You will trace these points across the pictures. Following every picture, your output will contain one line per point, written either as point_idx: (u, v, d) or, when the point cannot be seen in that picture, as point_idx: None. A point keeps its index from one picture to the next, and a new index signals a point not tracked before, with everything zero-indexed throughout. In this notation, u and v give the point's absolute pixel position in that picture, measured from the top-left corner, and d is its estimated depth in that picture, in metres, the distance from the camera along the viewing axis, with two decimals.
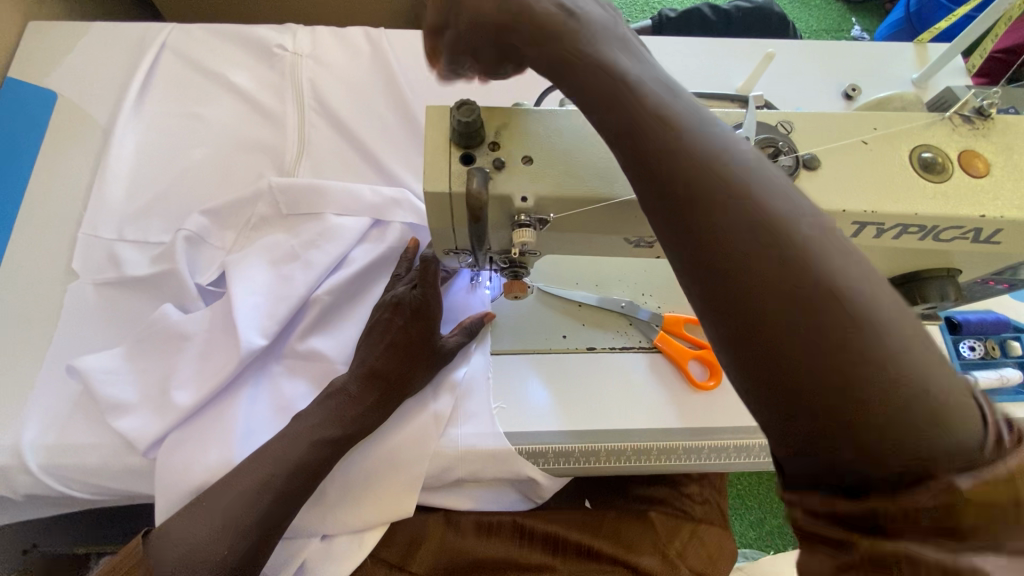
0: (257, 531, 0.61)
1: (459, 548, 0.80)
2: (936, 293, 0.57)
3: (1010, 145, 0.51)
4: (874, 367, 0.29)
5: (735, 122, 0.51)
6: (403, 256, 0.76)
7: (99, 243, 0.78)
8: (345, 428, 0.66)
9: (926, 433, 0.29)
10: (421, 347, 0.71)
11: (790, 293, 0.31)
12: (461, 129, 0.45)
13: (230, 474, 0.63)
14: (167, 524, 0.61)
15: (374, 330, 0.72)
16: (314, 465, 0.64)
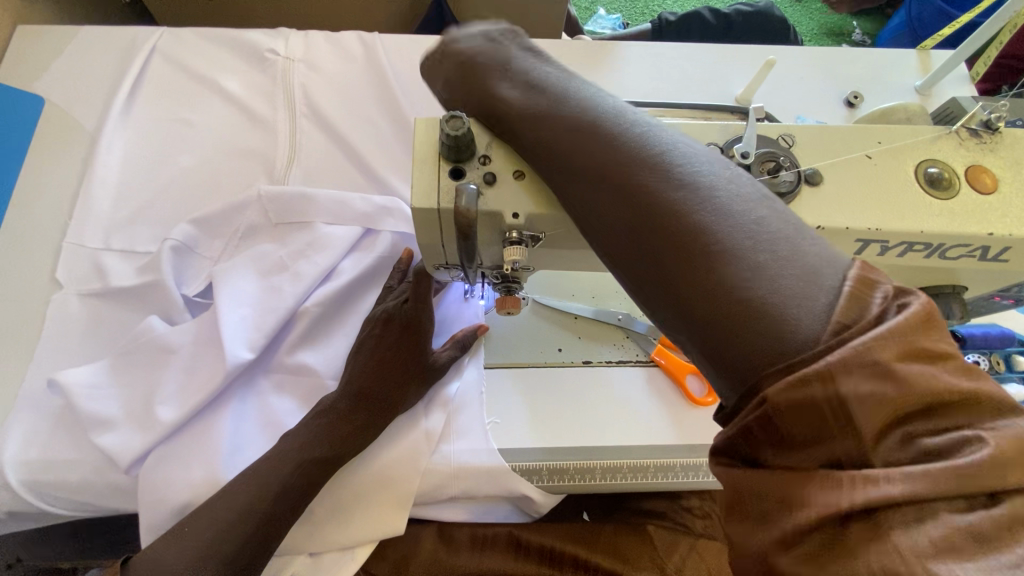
0: (242, 555, 0.60)
1: (452, 560, 0.78)
2: (941, 311, 0.56)
3: (1018, 160, 0.50)
4: (765, 339, 0.33)
5: (735, 135, 0.48)
6: (396, 266, 0.75)
7: (84, 252, 0.76)
8: (334, 448, 0.65)
9: (828, 421, 0.30)
10: (413, 364, 0.71)
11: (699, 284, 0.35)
12: (449, 143, 0.44)
13: (215, 496, 0.62)
14: (152, 547, 0.60)
15: (364, 346, 0.71)
16: (301, 486, 0.63)
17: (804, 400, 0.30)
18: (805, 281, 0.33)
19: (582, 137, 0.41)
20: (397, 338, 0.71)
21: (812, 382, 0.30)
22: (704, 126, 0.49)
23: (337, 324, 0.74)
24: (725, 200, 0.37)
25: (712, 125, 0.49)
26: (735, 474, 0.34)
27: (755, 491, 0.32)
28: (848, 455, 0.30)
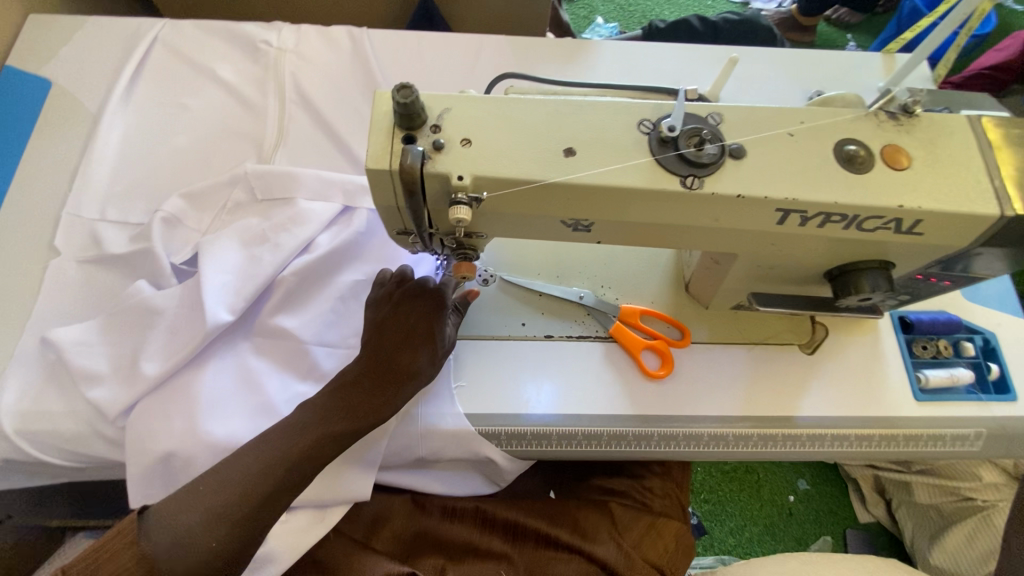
0: (250, 523, 0.61)
1: (424, 528, 0.80)
2: (869, 285, 0.59)
3: (933, 141, 0.54)
4: None
5: (666, 112, 0.53)
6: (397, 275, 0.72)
7: (81, 222, 0.81)
8: (354, 422, 0.66)
9: None
10: (428, 334, 0.70)
11: None
12: (401, 110, 0.48)
13: (232, 459, 0.63)
14: (165, 503, 0.62)
15: (379, 326, 0.71)
16: (317, 457, 0.65)
17: None
18: None
19: None
20: (410, 312, 0.70)
21: None
22: (638, 103, 0.54)
23: (315, 293, 0.77)
24: None
25: (647, 103, 0.54)
26: None
27: None
28: None
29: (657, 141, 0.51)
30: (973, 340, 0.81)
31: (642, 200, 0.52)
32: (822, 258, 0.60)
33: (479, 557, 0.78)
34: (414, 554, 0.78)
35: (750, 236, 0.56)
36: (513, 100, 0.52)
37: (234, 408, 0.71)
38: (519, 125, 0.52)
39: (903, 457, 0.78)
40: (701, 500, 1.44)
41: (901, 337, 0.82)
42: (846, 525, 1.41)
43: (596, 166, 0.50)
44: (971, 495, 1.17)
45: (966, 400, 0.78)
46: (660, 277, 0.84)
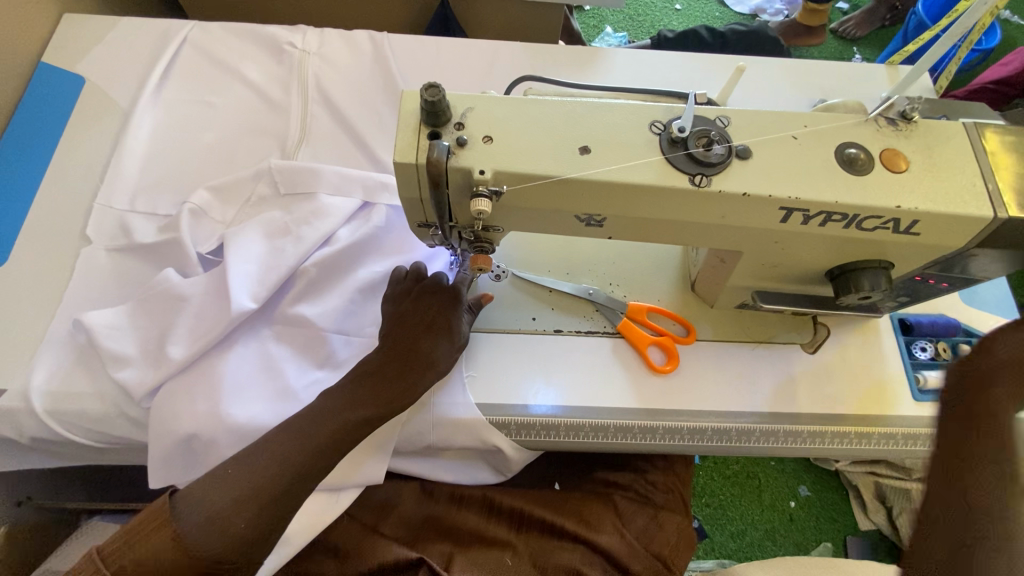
0: (277, 505, 0.63)
1: (433, 514, 0.83)
2: (868, 283, 0.62)
3: (929, 146, 0.56)
4: None
5: (675, 115, 0.56)
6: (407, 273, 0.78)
7: (111, 212, 0.85)
8: (377, 407, 0.69)
9: None
10: (446, 324, 0.74)
11: None
12: (428, 107, 0.52)
13: (261, 443, 0.65)
14: (193, 486, 0.63)
15: (398, 317, 0.74)
16: (340, 442, 0.67)
17: None
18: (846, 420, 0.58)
19: None
20: (428, 304, 0.75)
21: None
22: (650, 106, 0.57)
23: (333, 284, 0.80)
24: None
25: (658, 107, 0.57)
26: None
27: None
28: None
29: (668, 141, 0.54)
30: (971, 342, 0.84)
31: (653, 197, 0.54)
32: (823, 257, 0.62)
33: (485, 544, 0.80)
34: (421, 539, 0.80)
35: (755, 234, 0.59)
36: (531, 102, 0.56)
37: (256, 392, 0.73)
38: (537, 125, 0.55)
39: (904, 456, 0.80)
40: (703, 504, 1.45)
41: (901, 338, 0.84)
42: (846, 532, 1.42)
43: (611, 163, 0.53)
44: None
45: None
46: (667, 276, 0.86)
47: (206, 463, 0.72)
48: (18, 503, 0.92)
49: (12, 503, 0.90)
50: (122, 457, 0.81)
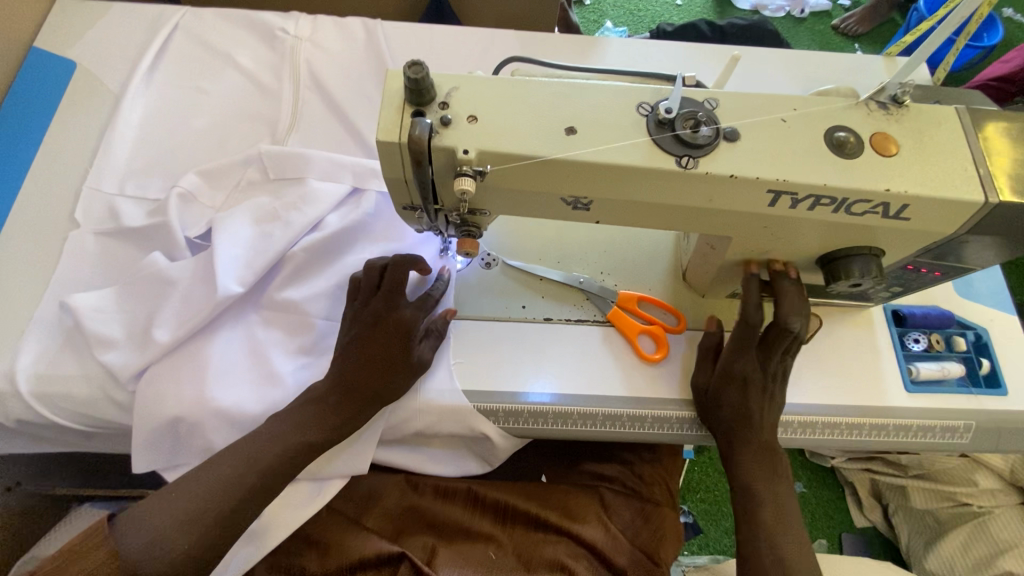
0: (226, 520, 0.63)
1: (414, 510, 0.81)
2: (858, 271, 0.61)
3: (921, 129, 0.56)
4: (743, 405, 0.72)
5: (663, 96, 0.55)
6: (375, 271, 0.75)
7: (100, 196, 0.84)
8: (322, 433, 0.69)
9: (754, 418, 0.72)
10: (394, 359, 0.72)
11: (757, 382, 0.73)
12: (411, 85, 0.51)
13: (206, 465, 0.66)
14: (138, 507, 0.63)
15: (351, 345, 0.73)
16: (286, 463, 0.67)
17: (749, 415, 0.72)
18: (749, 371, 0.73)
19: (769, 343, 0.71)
20: (379, 333, 0.73)
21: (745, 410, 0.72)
22: (638, 87, 0.56)
23: (322, 270, 0.80)
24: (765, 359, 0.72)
25: (646, 88, 0.57)
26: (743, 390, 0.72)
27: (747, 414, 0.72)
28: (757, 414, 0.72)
29: (655, 123, 0.54)
30: (965, 334, 0.83)
31: (640, 179, 0.54)
32: (814, 243, 0.62)
33: (469, 537, 0.80)
34: (403, 532, 0.79)
35: (744, 218, 0.58)
36: (517, 82, 0.55)
37: (242, 377, 0.73)
38: (523, 105, 0.54)
39: (896, 448, 0.79)
40: (697, 500, 1.45)
41: (894, 330, 0.83)
42: (842, 530, 1.40)
43: (596, 143, 0.53)
44: (967, 500, 1.21)
45: (957, 393, 0.80)
46: (659, 265, 0.86)
47: (192, 446, 0.72)
48: (7, 489, 0.92)
49: (2, 488, 0.91)
50: (108, 442, 0.81)
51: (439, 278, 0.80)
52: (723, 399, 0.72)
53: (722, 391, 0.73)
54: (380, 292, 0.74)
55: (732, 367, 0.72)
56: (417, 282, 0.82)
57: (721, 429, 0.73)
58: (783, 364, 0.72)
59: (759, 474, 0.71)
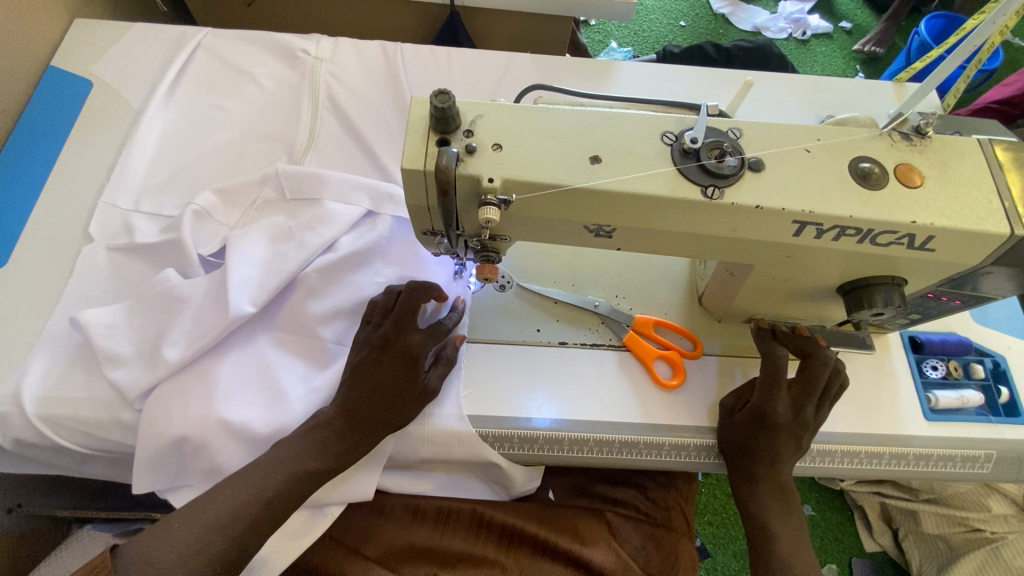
0: (228, 555, 0.61)
1: (416, 535, 0.77)
2: (881, 300, 0.61)
3: (945, 161, 0.56)
4: (769, 443, 0.70)
5: (687, 126, 0.55)
6: (380, 305, 0.75)
7: (115, 211, 0.84)
8: (326, 463, 0.67)
9: (781, 453, 0.70)
10: (400, 386, 0.71)
11: (789, 418, 0.70)
12: (437, 114, 0.51)
13: (210, 492, 0.64)
14: (139, 540, 0.61)
15: (358, 368, 0.71)
16: (292, 492, 0.65)
17: (777, 452, 0.70)
18: (786, 408, 0.70)
19: (812, 380, 0.70)
20: (389, 359, 0.71)
21: (769, 446, 0.70)
22: (662, 117, 0.56)
23: (334, 289, 0.78)
24: (800, 396, 0.70)
25: (670, 117, 0.57)
26: (774, 430, 0.70)
27: (776, 452, 0.70)
28: (784, 452, 0.70)
29: (680, 152, 0.54)
30: (983, 361, 0.83)
31: (663, 208, 0.54)
32: (836, 272, 0.61)
33: (473, 563, 0.76)
34: (405, 560, 0.75)
35: (767, 247, 0.57)
36: (544, 111, 0.55)
37: (251, 399, 0.72)
38: (548, 134, 0.54)
39: (916, 478, 0.77)
40: (705, 522, 1.43)
41: (912, 357, 0.83)
42: (851, 554, 1.38)
43: (621, 173, 0.53)
44: (979, 526, 1.19)
45: (978, 421, 0.79)
46: (674, 290, 0.85)
47: (197, 468, 0.69)
48: (7, 511, 0.89)
49: (2, 511, 0.88)
50: (112, 463, 0.79)
51: (455, 309, 0.79)
52: (753, 442, 0.70)
53: (754, 435, 0.70)
54: (392, 316, 0.73)
55: (761, 407, 0.70)
56: (434, 308, 0.80)
57: (740, 464, 0.72)
58: (823, 411, 0.72)
59: (776, 512, 0.71)
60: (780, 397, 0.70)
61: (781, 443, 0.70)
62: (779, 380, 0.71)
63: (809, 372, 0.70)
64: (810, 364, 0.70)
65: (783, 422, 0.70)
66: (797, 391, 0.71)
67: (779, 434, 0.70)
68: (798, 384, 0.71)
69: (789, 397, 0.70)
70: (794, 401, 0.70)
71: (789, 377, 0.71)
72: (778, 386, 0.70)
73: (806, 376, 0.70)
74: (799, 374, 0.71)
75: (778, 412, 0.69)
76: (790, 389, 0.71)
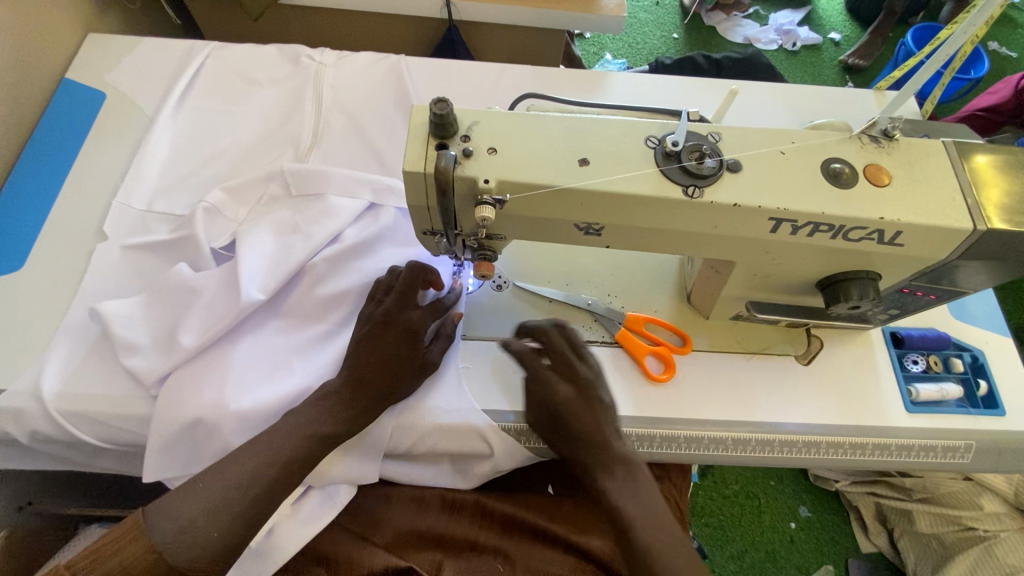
0: (245, 520, 0.64)
1: (419, 522, 0.80)
2: (857, 293, 0.64)
3: (911, 162, 0.59)
4: (578, 418, 0.62)
5: (669, 130, 0.59)
6: (384, 282, 0.79)
7: (130, 211, 0.87)
8: (333, 444, 0.70)
9: (596, 426, 0.62)
10: (402, 360, 0.75)
11: (592, 396, 0.64)
12: (436, 120, 0.55)
13: (227, 459, 0.66)
14: (162, 500, 0.63)
15: (362, 342, 0.75)
16: (302, 471, 0.68)
17: (591, 424, 0.62)
18: (582, 389, 0.64)
19: (580, 371, 0.65)
20: (392, 333, 0.75)
21: (577, 423, 0.62)
22: (646, 122, 0.60)
23: (340, 278, 0.82)
24: (585, 378, 0.64)
25: (654, 122, 0.61)
26: (572, 406, 0.63)
27: (590, 429, 0.62)
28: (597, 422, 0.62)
29: (663, 154, 0.57)
30: (962, 356, 0.86)
31: (647, 207, 0.57)
32: (815, 266, 0.65)
33: (475, 550, 0.79)
34: (410, 547, 0.78)
35: (747, 243, 0.61)
36: (536, 117, 0.59)
37: (261, 383, 0.74)
38: (540, 136, 0.58)
39: (899, 468, 0.80)
40: (701, 525, 1.42)
41: (893, 351, 0.86)
42: (847, 554, 1.40)
43: (608, 173, 0.56)
44: (972, 524, 1.21)
45: (957, 414, 0.82)
46: (664, 289, 0.89)
47: (207, 457, 0.72)
48: (18, 508, 0.92)
49: (12, 508, 0.91)
50: (124, 455, 0.81)
51: (450, 291, 0.83)
52: (562, 430, 0.63)
53: (560, 421, 0.63)
54: (394, 293, 0.77)
55: (546, 398, 0.63)
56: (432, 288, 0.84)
57: (571, 455, 0.62)
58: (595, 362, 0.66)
59: (624, 486, 0.59)
60: (572, 384, 0.64)
61: (592, 416, 0.62)
62: (566, 369, 0.65)
63: (577, 363, 0.65)
64: (580, 356, 0.66)
65: (581, 402, 0.63)
66: (580, 379, 0.64)
67: (578, 409, 0.63)
68: (580, 372, 0.64)
69: (578, 385, 0.64)
70: (591, 386, 0.64)
71: (569, 366, 0.65)
72: (562, 375, 0.65)
73: (577, 367, 0.65)
74: (568, 363, 0.65)
75: (566, 391, 0.63)
76: (572, 375, 0.65)
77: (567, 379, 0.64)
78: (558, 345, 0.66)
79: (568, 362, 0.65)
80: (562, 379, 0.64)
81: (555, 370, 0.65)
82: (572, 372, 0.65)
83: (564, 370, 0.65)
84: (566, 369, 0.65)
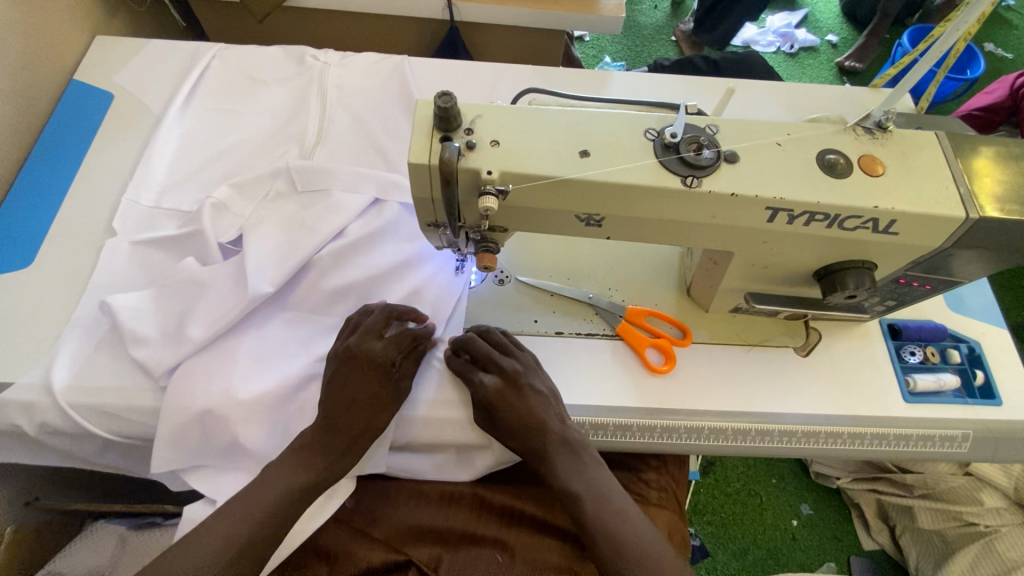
0: (284, 496, 0.68)
1: (419, 516, 0.80)
2: (853, 282, 0.65)
3: (904, 153, 0.61)
4: (512, 410, 0.72)
5: (668, 123, 0.61)
6: (359, 315, 0.78)
7: (139, 207, 0.89)
8: (339, 433, 0.71)
9: (530, 413, 0.72)
10: (375, 394, 0.73)
11: (521, 390, 0.73)
12: (440, 113, 0.56)
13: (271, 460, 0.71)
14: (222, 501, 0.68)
15: (330, 384, 0.72)
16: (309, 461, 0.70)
17: (526, 412, 0.72)
18: (510, 385, 0.73)
19: (505, 366, 0.74)
20: (360, 370, 0.73)
21: (513, 413, 0.72)
22: (644, 115, 0.62)
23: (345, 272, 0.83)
24: (512, 373, 0.74)
25: (653, 115, 0.62)
26: (505, 399, 0.72)
27: (524, 417, 0.72)
28: (529, 410, 0.72)
29: (661, 146, 0.59)
30: (959, 347, 0.87)
31: (647, 197, 0.59)
32: (812, 256, 0.66)
33: (474, 543, 0.79)
34: (411, 540, 0.79)
35: (745, 233, 0.63)
36: (538, 111, 0.61)
37: (268, 375, 0.75)
38: (542, 129, 0.59)
39: (898, 458, 0.81)
40: (704, 522, 1.43)
41: (890, 343, 0.87)
42: (850, 552, 1.40)
43: (608, 164, 0.58)
44: (973, 520, 1.21)
45: (954, 403, 0.83)
46: (664, 283, 0.90)
47: (215, 448, 0.73)
48: (25, 504, 0.93)
49: (19, 503, 0.92)
50: (131, 448, 0.82)
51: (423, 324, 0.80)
52: (498, 421, 0.72)
53: (495, 411, 0.72)
54: (360, 328, 0.75)
55: (479, 394, 0.73)
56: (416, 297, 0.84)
57: (518, 445, 0.72)
58: (522, 356, 0.77)
59: (563, 458, 0.71)
60: (501, 381, 0.74)
61: (523, 406, 0.72)
62: (493, 369, 0.75)
63: (499, 361, 0.75)
64: (501, 355, 0.76)
65: (512, 396, 0.73)
66: (506, 376, 0.74)
67: (512, 404, 0.72)
68: (505, 370, 0.74)
69: (507, 381, 0.74)
70: (520, 381, 0.74)
71: (497, 365, 0.75)
72: (491, 374, 0.75)
73: (506, 365, 0.75)
74: (493, 364, 0.75)
75: (494, 387, 0.73)
76: (504, 372, 0.74)
77: (494, 376, 0.74)
78: (479, 349, 0.76)
79: (495, 362, 0.75)
80: (490, 376, 0.74)
81: (490, 371, 0.75)
82: (501, 370, 0.74)
83: (494, 371, 0.75)
84: (495, 369, 0.75)
